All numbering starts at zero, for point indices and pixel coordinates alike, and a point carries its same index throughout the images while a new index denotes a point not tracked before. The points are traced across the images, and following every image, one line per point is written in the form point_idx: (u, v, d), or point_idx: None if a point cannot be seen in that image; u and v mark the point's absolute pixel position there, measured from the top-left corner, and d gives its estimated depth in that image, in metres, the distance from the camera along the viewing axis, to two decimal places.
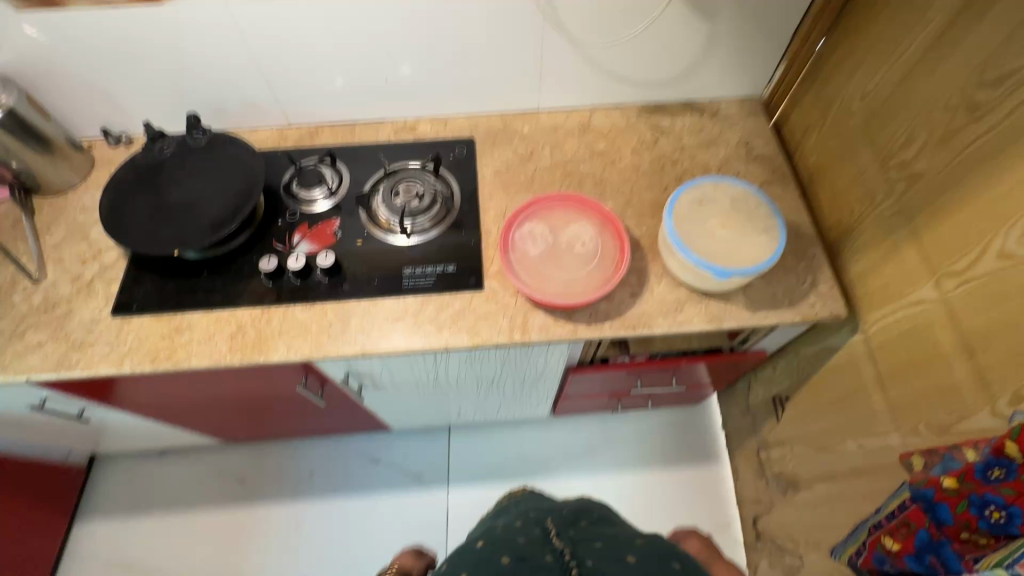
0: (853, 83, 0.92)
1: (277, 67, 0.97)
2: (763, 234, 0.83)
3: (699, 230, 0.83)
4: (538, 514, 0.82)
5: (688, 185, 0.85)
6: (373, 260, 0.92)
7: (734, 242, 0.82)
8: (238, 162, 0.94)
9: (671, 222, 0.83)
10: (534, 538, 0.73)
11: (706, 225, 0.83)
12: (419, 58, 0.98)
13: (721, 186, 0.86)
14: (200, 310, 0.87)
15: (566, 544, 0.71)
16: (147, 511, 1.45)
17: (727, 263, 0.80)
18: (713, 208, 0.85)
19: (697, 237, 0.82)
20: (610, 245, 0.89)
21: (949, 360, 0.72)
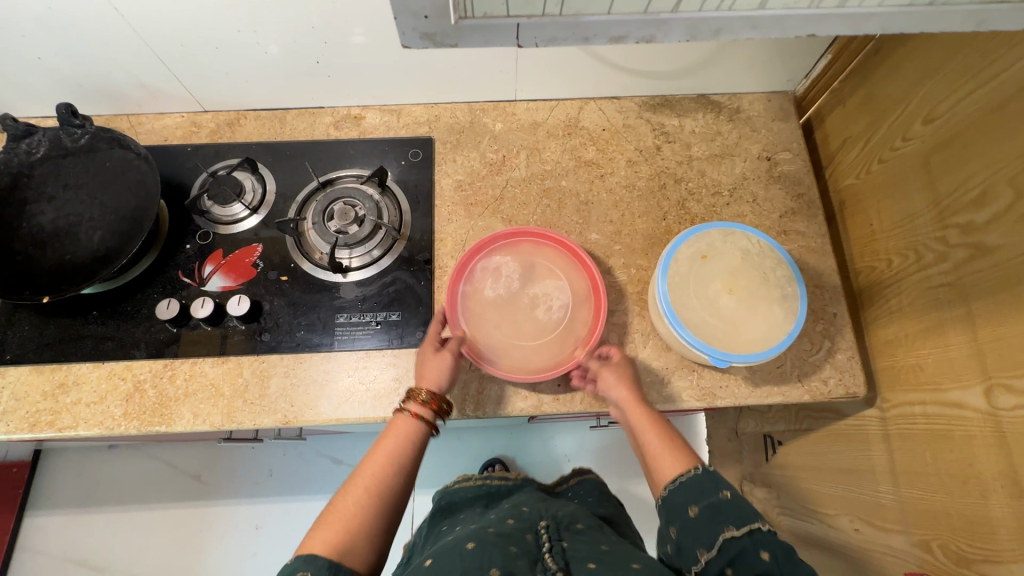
0: (919, 98, 0.71)
1: (171, 45, 0.74)
2: (781, 306, 0.66)
3: (699, 296, 0.67)
4: (536, 509, 0.73)
5: (688, 236, 0.68)
6: (300, 303, 0.76)
7: (742, 313, 0.66)
8: (127, 170, 0.74)
9: (664, 286, 0.67)
10: (532, 547, 0.63)
11: (709, 289, 0.67)
12: (376, 20, 0.70)
13: (731, 236, 0.69)
14: (90, 363, 0.72)
15: (566, 565, 0.60)
16: (98, 507, 1.38)
17: (730, 343, 0.65)
18: (719, 265, 0.68)
19: (695, 305, 0.67)
20: (580, 283, 0.75)
21: (986, 489, 0.59)
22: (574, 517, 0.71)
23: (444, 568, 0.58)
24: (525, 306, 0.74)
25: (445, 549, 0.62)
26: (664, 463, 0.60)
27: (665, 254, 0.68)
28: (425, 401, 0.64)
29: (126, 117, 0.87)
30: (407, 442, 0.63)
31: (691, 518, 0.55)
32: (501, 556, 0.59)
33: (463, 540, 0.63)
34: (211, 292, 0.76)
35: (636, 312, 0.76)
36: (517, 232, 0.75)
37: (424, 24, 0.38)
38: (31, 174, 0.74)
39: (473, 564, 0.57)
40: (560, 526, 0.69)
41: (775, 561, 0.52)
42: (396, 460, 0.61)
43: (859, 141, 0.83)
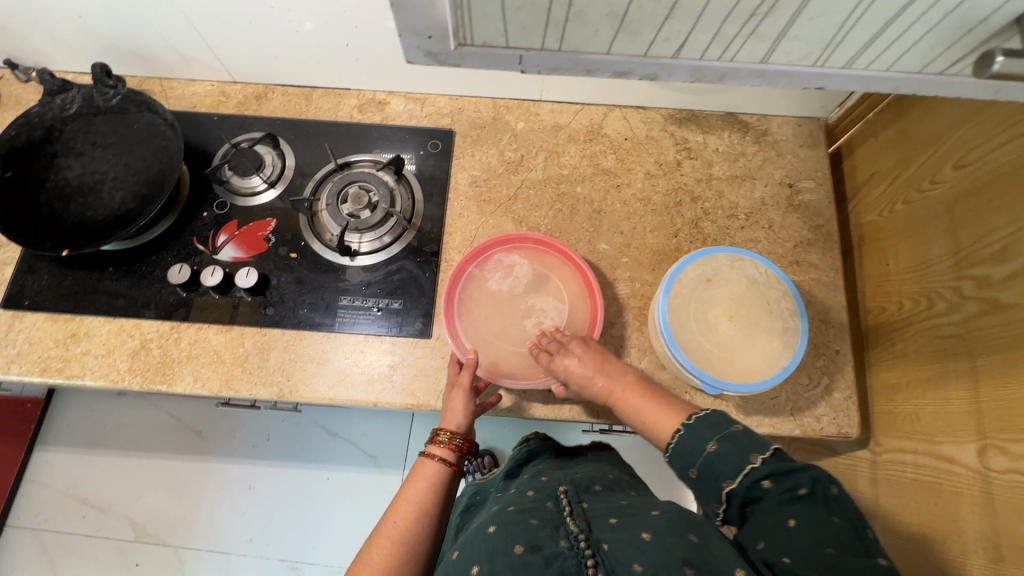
0: (954, 142, 0.69)
1: (205, 16, 0.75)
2: (781, 340, 0.66)
3: (698, 319, 0.67)
4: (553, 478, 0.70)
5: (695, 259, 0.68)
6: (307, 281, 0.77)
7: (740, 342, 0.66)
8: (152, 134, 0.76)
9: (664, 306, 0.67)
10: (553, 514, 0.61)
11: (710, 314, 0.67)
12: None
13: (740, 263, 0.68)
14: (102, 317, 0.75)
15: (588, 527, 0.57)
16: (102, 450, 1.43)
17: (724, 372, 0.65)
18: (722, 291, 0.67)
19: (693, 329, 0.66)
20: (572, 280, 0.76)
21: (967, 547, 0.58)
22: (592, 480, 0.70)
23: (469, 555, 0.55)
24: (524, 309, 0.75)
25: (469, 538, 0.59)
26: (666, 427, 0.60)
27: (669, 274, 0.67)
28: (450, 445, 0.67)
29: (158, 80, 0.89)
30: (434, 487, 0.65)
31: (696, 480, 0.55)
32: (523, 529, 0.57)
33: (485, 525, 0.60)
34: (222, 261, 0.77)
35: (635, 327, 0.76)
36: (523, 235, 0.75)
37: (427, 43, 0.39)
38: (63, 129, 0.76)
39: (495, 547, 0.55)
40: (579, 490, 0.67)
41: (777, 485, 0.50)
42: (423, 502, 0.63)
43: (886, 177, 0.81)
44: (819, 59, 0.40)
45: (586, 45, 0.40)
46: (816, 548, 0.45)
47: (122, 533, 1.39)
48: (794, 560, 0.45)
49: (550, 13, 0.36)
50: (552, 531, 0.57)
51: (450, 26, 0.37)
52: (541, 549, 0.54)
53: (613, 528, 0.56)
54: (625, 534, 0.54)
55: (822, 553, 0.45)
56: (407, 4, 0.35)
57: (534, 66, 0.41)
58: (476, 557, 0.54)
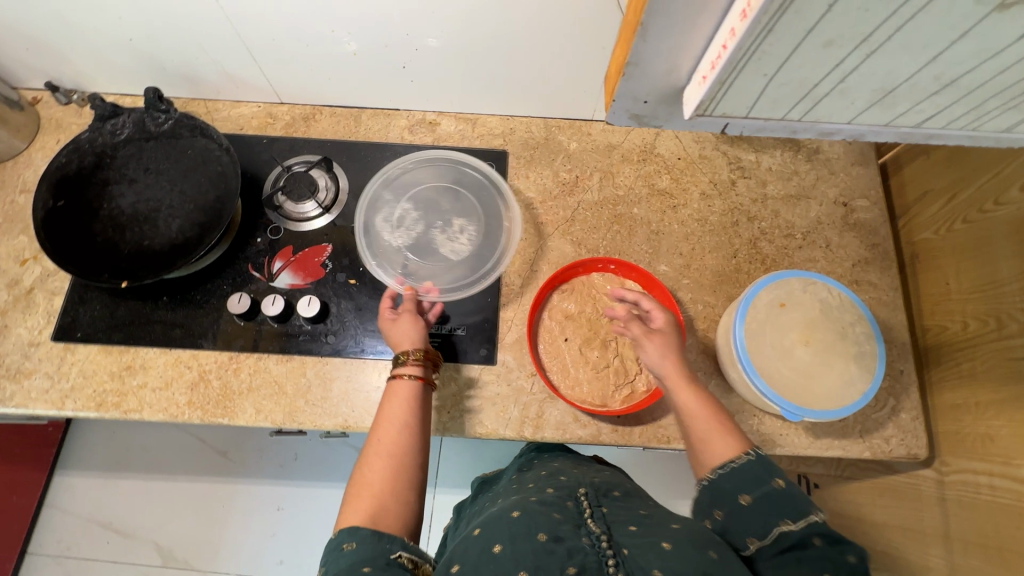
0: (1021, 162, 0.69)
1: (263, 39, 0.73)
2: (862, 365, 0.66)
3: (775, 345, 0.66)
4: (573, 478, 0.69)
5: (768, 283, 0.68)
6: (367, 309, 0.76)
7: (818, 367, 0.65)
8: (207, 160, 0.74)
9: (740, 333, 0.67)
10: (574, 513, 0.59)
11: (786, 339, 0.66)
12: (471, 31, 0.70)
13: (812, 287, 0.68)
14: (158, 349, 0.73)
15: (607, 529, 0.56)
16: (124, 472, 1.40)
17: (806, 398, 0.64)
18: (797, 315, 0.67)
19: (769, 355, 0.66)
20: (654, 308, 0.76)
21: None
22: (611, 484, 0.68)
23: (490, 532, 0.56)
24: (605, 330, 0.76)
25: (491, 518, 0.59)
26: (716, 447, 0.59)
27: (744, 298, 0.68)
28: (412, 359, 0.66)
29: (202, 102, 0.88)
30: (408, 404, 0.64)
31: (745, 507, 0.54)
32: (544, 519, 0.56)
33: (507, 509, 0.60)
34: (279, 288, 0.76)
35: (699, 349, 0.76)
36: (608, 258, 0.78)
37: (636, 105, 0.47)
38: (114, 156, 0.74)
39: (518, 530, 0.54)
40: (599, 492, 0.64)
41: (829, 547, 0.50)
42: (406, 421, 0.62)
43: (942, 196, 0.81)
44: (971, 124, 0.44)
45: (829, 116, 0.45)
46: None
47: (149, 558, 1.36)
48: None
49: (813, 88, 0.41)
50: (574, 527, 0.56)
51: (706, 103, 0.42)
52: (563, 540, 0.53)
53: (632, 533, 0.54)
54: (645, 540, 0.53)
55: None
56: (637, 71, 0.43)
57: (742, 128, 0.47)
58: (498, 537, 0.54)
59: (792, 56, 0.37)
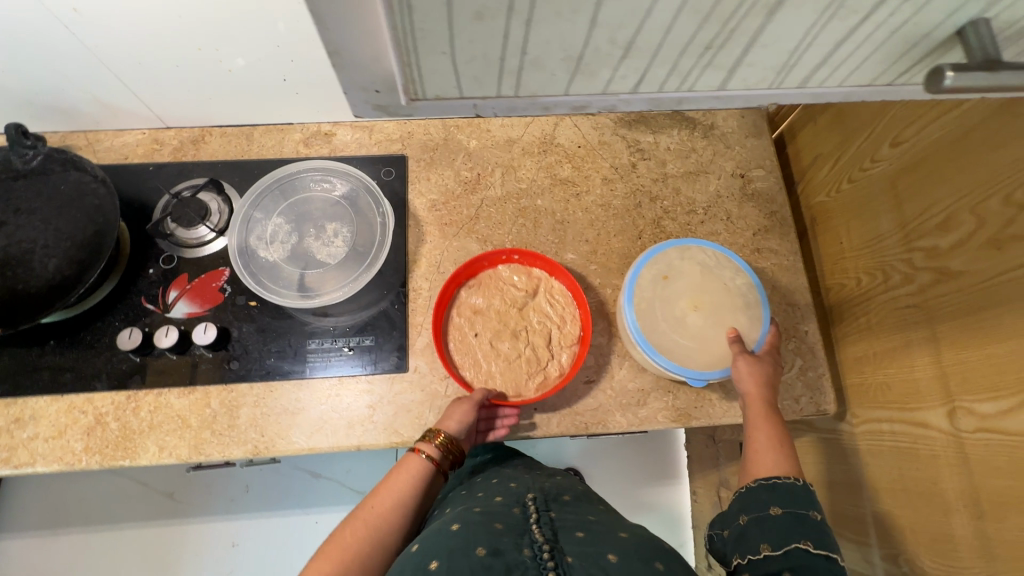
0: (887, 120, 0.72)
1: (129, 64, 0.71)
2: (748, 318, 0.69)
3: (667, 318, 0.68)
4: (521, 484, 0.70)
5: (645, 261, 0.69)
6: (270, 329, 0.74)
7: (708, 332, 0.68)
8: (83, 193, 0.71)
9: (631, 317, 0.68)
10: (519, 521, 0.60)
11: (676, 310, 0.68)
12: None
13: (689, 253, 0.70)
14: (48, 397, 0.69)
15: (553, 535, 0.57)
16: (61, 529, 1.32)
17: (704, 361, 0.67)
18: (682, 284, 0.69)
19: (663, 329, 0.68)
20: (562, 293, 0.76)
21: (949, 507, 0.61)
22: (561, 490, 0.70)
23: (428, 546, 0.54)
24: (514, 321, 0.74)
25: (429, 531, 0.57)
26: (767, 463, 0.61)
27: (627, 282, 0.69)
28: (440, 445, 0.65)
29: (82, 133, 0.84)
30: (418, 480, 0.64)
31: (775, 516, 0.56)
32: (487, 531, 0.56)
33: (447, 522, 0.59)
34: (176, 319, 0.73)
35: (610, 333, 0.77)
36: (511, 249, 0.76)
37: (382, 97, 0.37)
38: None
39: (458, 544, 0.53)
40: (547, 498, 0.66)
41: None
42: (403, 496, 0.62)
43: (830, 158, 0.84)
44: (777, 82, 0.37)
45: (547, 89, 0.36)
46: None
47: None
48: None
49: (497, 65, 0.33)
50: (517, 536, 0.56)
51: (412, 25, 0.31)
52: (503, 554, 0.53)
53: (578, 541, 0.56)
54: (590, 549, 0.55)
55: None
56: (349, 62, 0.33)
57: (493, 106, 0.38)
58: (437, 552, 0.52)
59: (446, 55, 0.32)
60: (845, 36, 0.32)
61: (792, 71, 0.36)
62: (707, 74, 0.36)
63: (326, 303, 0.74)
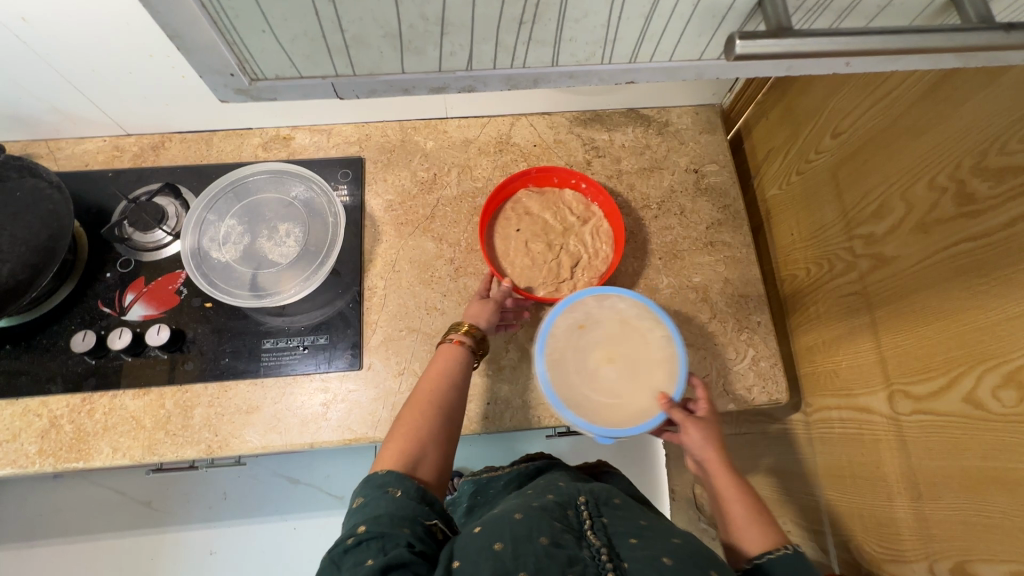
0: (829, 112, 0.74)
1: (82, 72, 0.72)
2: (662, 375, 0.65)
3: (579, 370, 0.66)
4: (573, 485, 0.64)
5: (562, 308, 0.68)
6: (225, 330, 0.75)
7: (621, 383, 0.65)
8: (38, 198, 0.72)
9: (543, 367, 0.66)
10: (575, 522, 0.54)
11: (589, 361, 0.66)
12: None
13: (607, 301, 0.70)
14: (3, 401, 0.70)
15: (609, 541, 0.51)
16: (40, 540, 1.32)
17: (612, 419, 0.63)
18: (599, 335, 0.68)
19: (575, 382, 0.65)
20: (605, 230, 0.80)
21: (891, 492, 0.61)
22: (611, 493, 0.63)
23: (490, 530, 0.51)
24: (555, 234, 0.79)
25: (491, 517, 0.54)
26: (751, 540, 0.54)
27: (541, 331, 0.67)
28: (470, 331, 0.68)
29: (44, 142, 0.85)
30: (455, 367, 0.65)
31: None
32: (547, 529, 0.51)
33: (509, 510, 0.55)
34: (131, 321, 0.74)
35: None
36: (582, 176, 0.80)
37: (231, 81, 0.37)
38: None
39: (520, 532, 0.49)
40: (599, 501, 0.60)
41: None
42: (445, 381, 0.63)
43: (781, 152, 0.85)
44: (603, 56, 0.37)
45: (379, 66, 0.37)
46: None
47: None
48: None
49: (325, 41, 0.34)
50: (574, 538, 0.51)
51: (230, 54, 0.35)
52: (564, 547, 0.48)
53: (633, 546, 0.50)
54: (645, 554, 0.49)
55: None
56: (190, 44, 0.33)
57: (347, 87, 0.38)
58: (501, 536, 0.49)
59: (264, 31, 0.33)
60: (649, 6, 0.33)
61: (614, 45, 0.36)
62: (527, 50, 0.36)
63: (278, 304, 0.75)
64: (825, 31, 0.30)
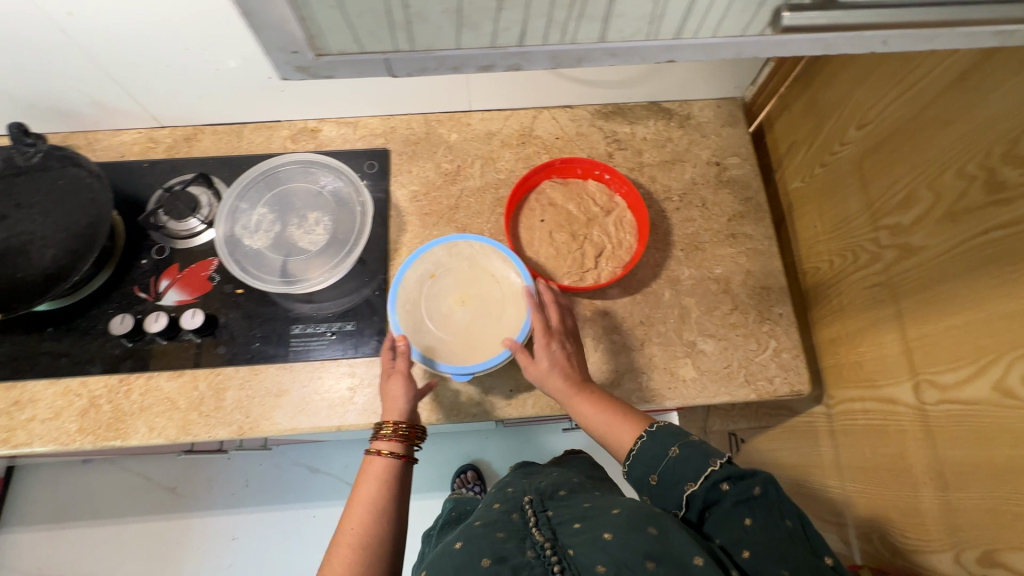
0: (854, 103, 0.74)
1: (123, 66, 0.74)
2: (512, 317, 0.73)
3: (434, 315, 0.74)
4: (520, 489, 0.70)
5: (412, 262, 0.74)
6: (256, 315, 0.77)
7: (474, 321, 0.74)
8: (78, 186, 0.75)
9: (397, 316, 0.72)
10: (519, 525, 0.60)
11: (444, 307, 0.75)
12: None
13: (453, 248, 0.76)
14: (45, 380, 0.73)
15: (553, 534, 0.57)
16: (70, 523, 1.36)
17: (467, 355, 0.71)
18: (447, 283, 0.76)
19: (433, 325, 0.74)
20: (628, 222, 0.81)
21: (916, 482, 0.61)
22: (557, 485, 0.69)
23: (435, 575, 0.54)
24: (579, 225, 0.80)
25: (436, 555, 0.58)
26: (621, 434, 0.62)
27: (394, 283, 0.73)
28: (394, 437, 0.64)
29: (83, 134, 0.88)
30: (383, 481, 0.63)
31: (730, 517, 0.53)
32: (487, 541, 0.56)
33: (452, 542, 0.59)
34: (166, 306, 0.76)
35: (586, 317, 0.78)
36: (605, 167, 0.81)
37: (295, 58, 0.36)
38: None
39: (462, 561, 0.54)
40: (545, 498, 0.66)
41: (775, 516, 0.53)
42: (373, 503, 0.61)
43: (804, 144, 0.85)
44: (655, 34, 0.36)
45: (436, 42, 0.36)
46: (775, 532, 0.52)
47: None
48: (750, 521, 0.53)
49: (389, 16, 0.33)
50: (517, 540, 0.57)
51: (302, 35, 0.34)
52: (507, 559, 0.53)
53: (576, 531, 0.56)
54: (588, 537, 0.54)
55: (807, 551, 0.51)
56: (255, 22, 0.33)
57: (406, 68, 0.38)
58: (443, 574, 0.53)
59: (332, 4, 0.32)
60: None
61: (661, 22, 0.34)
62: (580, 26, 0.35)
63: (307, 291, 0.77)
64: (869, 4, 0.31)
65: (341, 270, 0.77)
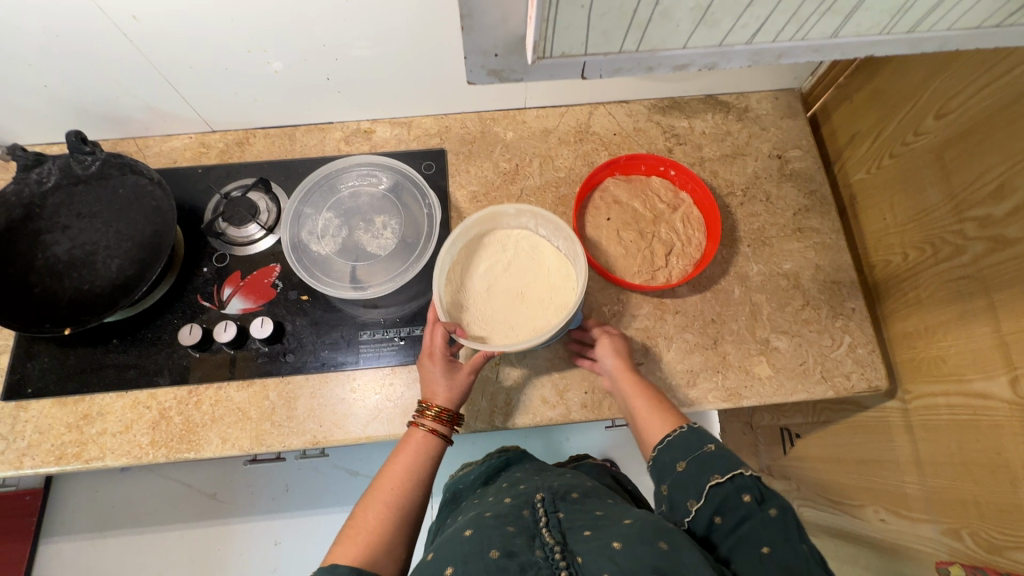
0: (928, 92, 0.72)
1: (181, 70, 0.73)
2: (568, 292, 0.72)
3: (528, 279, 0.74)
4: (532, 485, 0.67)
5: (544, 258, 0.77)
6: (322, 322, 0.76)
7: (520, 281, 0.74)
8: (139, 195, 0.74)
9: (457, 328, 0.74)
10: (530, 524, 0.57)
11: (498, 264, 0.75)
12: (388, 39, 0.70)
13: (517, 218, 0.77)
14: (113, 393, 0.71)
15: (564, 537, 0.54)
16: (108, 533, 1.32)
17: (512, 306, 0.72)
18: (504, 257, 0.76)
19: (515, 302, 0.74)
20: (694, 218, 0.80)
21: (1015, 478, 0.60)
22: (571, 487, 0.67)
23: (440, 560, 0.52)
24: (646, 223, 0.80)
25: (444, 540, 0.56)
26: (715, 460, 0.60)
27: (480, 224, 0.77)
28: (437, 416, 0.65)
29: (132, 140, 0.86)
30: (419, 459, 0.63)
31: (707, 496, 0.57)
32: (497, 535, 0.53)
33: (460, 529, 0.57)
34: (231, 315, 0.75)
35: (657, 316, 0.77)
36: (670, 163, 0.81)
37: (492, 62, 0.38)
38: (44, 205, 0.72)
39: (470, 550, 0.51)
40: (556, 497, 0.64)
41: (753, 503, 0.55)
42: (404, 480, 0.61)
43: (867, 136, 0.84)
44: (887, 28, 0.38)
45: (663, 44, 0.39)
46: (793, 566, 0.51)
47: None
48: (773, 553, 0.52)
49: (634, 15, 0.35)
50: (527, 538, 0.54)
51: (529, 37, 0.35)
52: (516, 556, 0.51)
53: (585, 539, 0.53)
54: (597, 543, 0.52)
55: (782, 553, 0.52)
56: (476, 23, 0.35)
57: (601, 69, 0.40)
58: (451, 558, 0.51)
59: (585, 6, 0.33)
60: None
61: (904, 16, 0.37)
62: (822, 21, 0.37)
63: (376, 295, 0.76)
64: None
65: (412, 271, 0.76)
